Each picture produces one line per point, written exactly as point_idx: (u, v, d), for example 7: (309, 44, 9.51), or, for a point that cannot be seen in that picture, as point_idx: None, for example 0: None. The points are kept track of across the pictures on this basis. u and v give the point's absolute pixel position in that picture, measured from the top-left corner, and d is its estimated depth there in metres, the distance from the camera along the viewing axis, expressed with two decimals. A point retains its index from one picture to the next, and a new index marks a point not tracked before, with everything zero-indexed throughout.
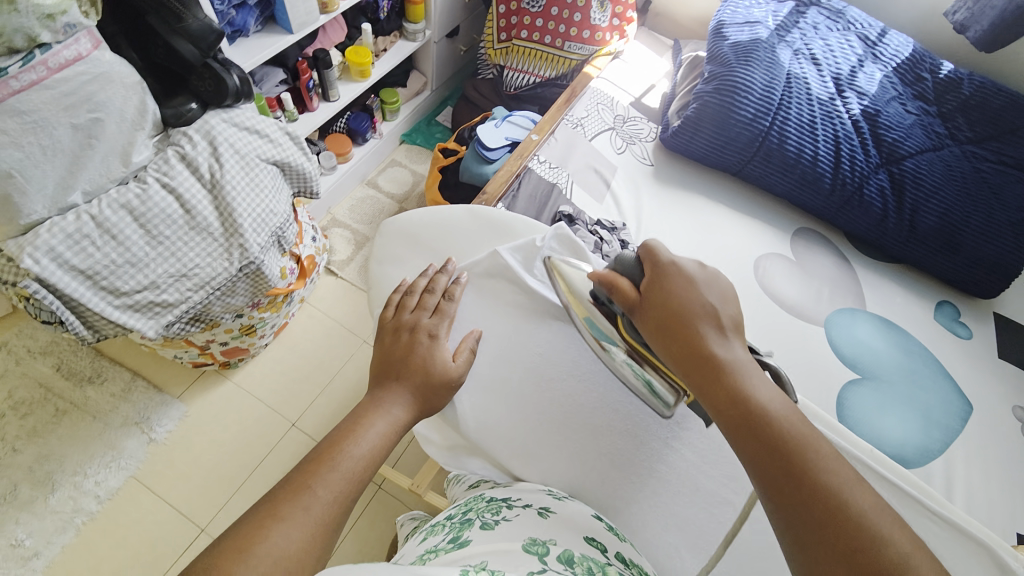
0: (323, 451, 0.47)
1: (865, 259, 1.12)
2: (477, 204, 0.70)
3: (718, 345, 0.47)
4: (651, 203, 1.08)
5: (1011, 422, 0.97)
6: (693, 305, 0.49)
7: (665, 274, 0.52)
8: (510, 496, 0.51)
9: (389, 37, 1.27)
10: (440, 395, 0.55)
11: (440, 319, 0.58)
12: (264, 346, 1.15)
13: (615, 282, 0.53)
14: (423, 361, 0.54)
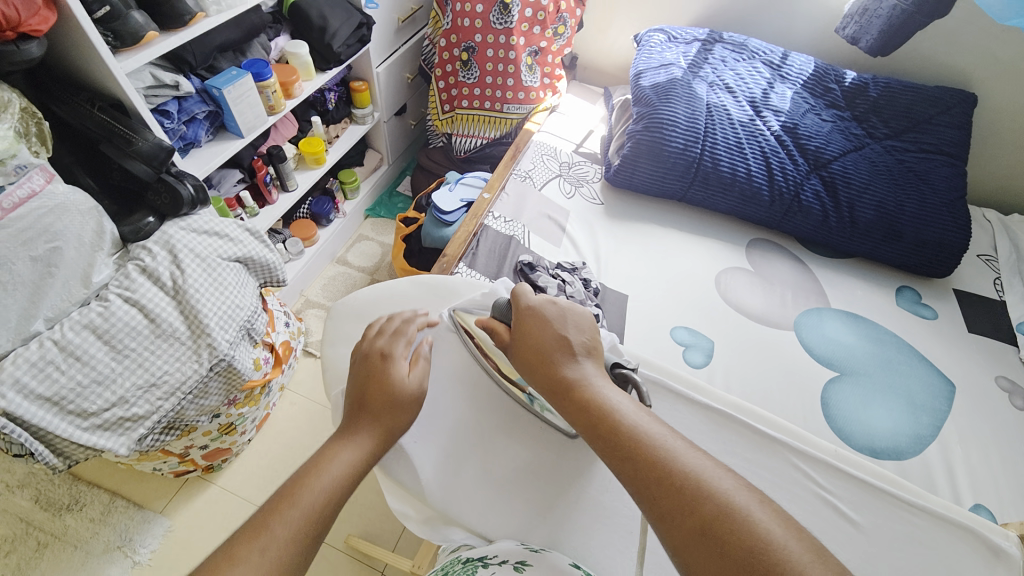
0: (291, 480, 0.47)
1: (819, 258, 1.17)
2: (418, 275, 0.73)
3: (570, 367, 0.52)
4: (608, 239, 1.13)
5: (994, 393, 0.99)
6: (549, 338, 0.54)
7: (523, 314, 0.57)
8: (486, 554, 0.50)
9: (340, 124, 1.35)
10: (400, 400, 0.54)
11: (399, 339, 0.58)
12: (248, 441, 1.13)
13: (495, 330, 0.59)
14: (385, 380, 0.55)
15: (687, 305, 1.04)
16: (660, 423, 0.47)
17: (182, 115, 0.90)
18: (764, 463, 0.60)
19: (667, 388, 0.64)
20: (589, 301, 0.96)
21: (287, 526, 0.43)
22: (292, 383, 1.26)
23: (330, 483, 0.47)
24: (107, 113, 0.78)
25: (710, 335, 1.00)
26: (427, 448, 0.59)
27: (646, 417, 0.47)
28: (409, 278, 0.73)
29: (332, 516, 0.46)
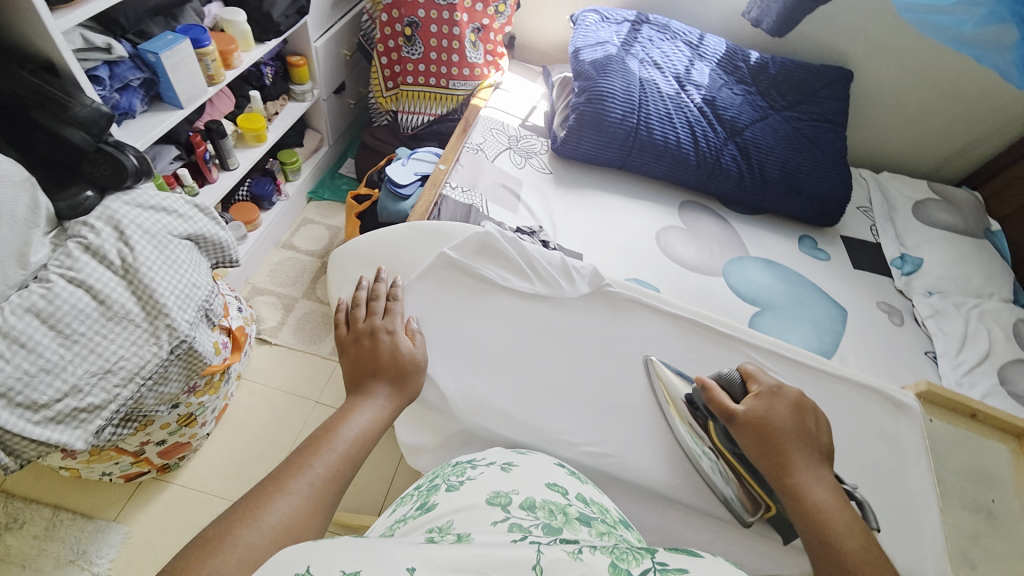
0: (318, 434, 0.49)
1: (738, 215, 1.35)
2: (413, 220, 0.75)
3: (809, 470, 0.54)
4: (560, 206, 1.21)
5: (872, 313, 1.23)
6: (787, 428, 0.57)
7: (762, 403, 0.58)
8: (475, 457, 0.56)
9: (278, 100, 1.30)
10: (406, 369, 0.56)
11: (392, 318, 0.60)
12: (206, 435, 1.08)
13: (716, 396, 0.60)
14: (390, 353, 0.56)
15: (636, 260, 1.16)
16: (859, 541, 0.49)
17: (115, 82, 0.84)
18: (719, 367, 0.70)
19: (644, 305, 0.72)
20: None
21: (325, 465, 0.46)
22: (249, 372, 1.21)
23: (358, 434, 0.50)
24: (38, 75, 0.73)
25: (656, 284, 1.12)
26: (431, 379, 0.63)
27: (850, 532, 0.50)
28: (403, 223, 0.74)
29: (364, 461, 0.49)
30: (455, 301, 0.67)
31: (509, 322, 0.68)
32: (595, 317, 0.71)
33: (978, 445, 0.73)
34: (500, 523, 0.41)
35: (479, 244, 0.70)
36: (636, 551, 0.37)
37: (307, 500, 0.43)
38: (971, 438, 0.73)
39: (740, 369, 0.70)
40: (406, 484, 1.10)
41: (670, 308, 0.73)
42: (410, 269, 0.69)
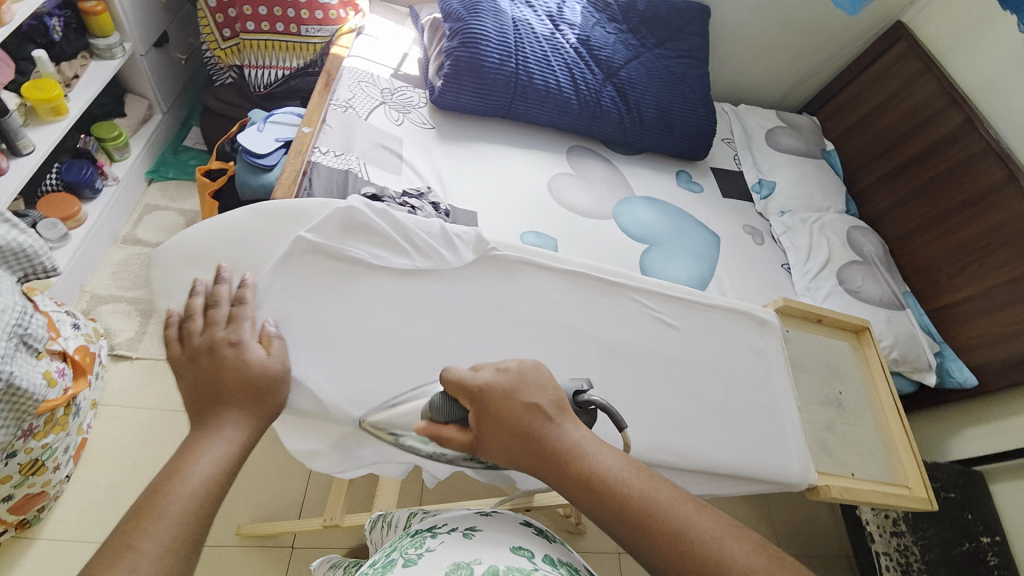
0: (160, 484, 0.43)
1: (622, 157, 1.40)
2: (259, 202, 0.63)
3: (556, 437, 0.49)
4: (447, 164, 1.14)
5: (740, 236, 1.38)
6: (508, 427, 0.49)
7: (479, 399, 0.50)
8: (435, 525, 0.62)
9: (77, 60, 1.02)
10: (258, 385, 0.51)
11: (231, 331, 0.52)
12: (70, 476, 0.92)
13: (443, 433, 0.51)
14: (235, 372, 0.50)
15: (531, 212, 1.15)
16: (648, 482, 0.48)
17: None
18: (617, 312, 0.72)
19: (528, 264, 0.69)
20: None
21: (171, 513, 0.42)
22: (109, 396, 1.03)
23: (212, 469, 0.45)
24: None
25: (552, 234, 1.13)
26: (323, 373, 0.57)
27: (632, 473, 0.49)
28: (246, 206, 0.62)
29: (223, 501, 0.45)
30: (324, 288, 0.60)
31: (395, 303, 0.63)
32: (483, 285, 0.67)
33: (834, 348, 0.82)
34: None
35: (342, 221, 0.62)
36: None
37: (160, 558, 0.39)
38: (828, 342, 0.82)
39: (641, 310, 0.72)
40: (323, 485, 1.05)
41: (559, 263, 0.71)
42: (261, 260, 0.60)
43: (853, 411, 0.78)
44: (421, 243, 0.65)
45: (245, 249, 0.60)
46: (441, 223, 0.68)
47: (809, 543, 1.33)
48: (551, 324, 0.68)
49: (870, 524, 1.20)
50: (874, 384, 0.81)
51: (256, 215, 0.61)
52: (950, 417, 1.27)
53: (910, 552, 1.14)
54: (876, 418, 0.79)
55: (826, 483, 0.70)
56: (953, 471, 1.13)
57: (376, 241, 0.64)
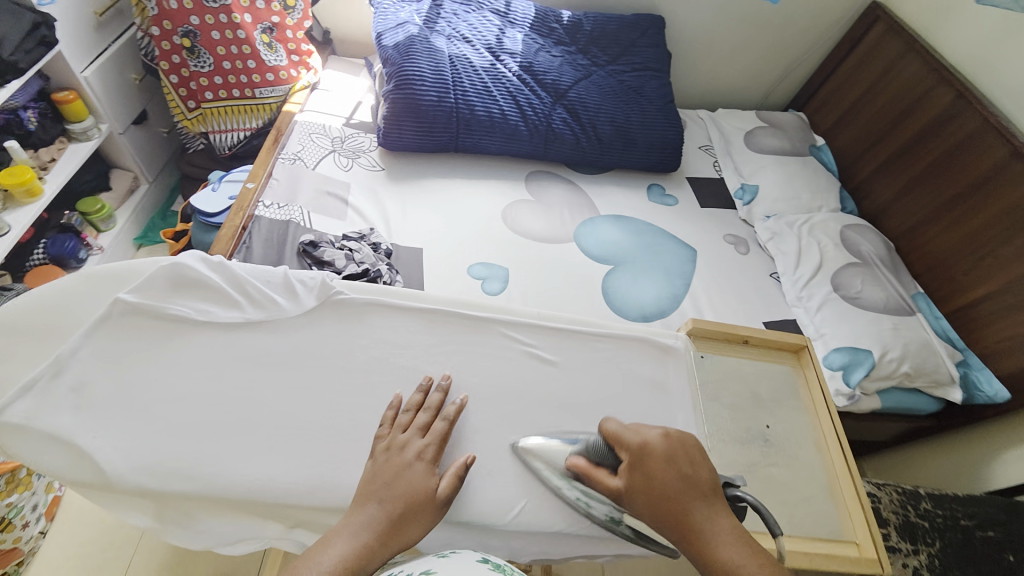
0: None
1: (586, 177, 1.36)
2: (92, 264, 0.55)
3: (705, 517, 0.49)
4: (394, 202, 1.14)
5: (722, 247, 1.28)
6: (673, 483, 0.50)
7: (639, 455, 0.52)
8: (390, 572, 0.45)
9: (54, 145, 1.12)
10: (423, 508, 0.47)
11: (434, 441, 0.51)
12: (40, 536, 0.94)
13: (596, 476, 0.52)
14: (415, 488, 0.48)
15: (482, 242, 1.12)
16: None
17: None
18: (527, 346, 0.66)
19: (378, 305, 0.60)
20: (381, 262, 0.97)
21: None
22: None
23: (333, 573, 0.42)
24: None
25: (504, 264, 1.10)
26: None
27: (759, 573, 0.46)
28: (77, 270, 0.54)
29: None
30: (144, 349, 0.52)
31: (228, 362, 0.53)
32: (320, 330, 0.57)
33: (771, 374, 0.72)
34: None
35: (164, 278, 0.54)
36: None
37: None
38: (763, 367, 0.72)
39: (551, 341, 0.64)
40: None
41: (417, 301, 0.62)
42: (70, 329, 0.51)
43: (785, 450, 0.67)
44: (257, 295, 0.56)
45: (54, 319, 0.51)
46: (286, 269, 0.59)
47: None
48: (405, 374, 0.57)
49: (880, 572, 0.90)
50: (818, 418, 0.70)
51: (64, 283, 0.52)
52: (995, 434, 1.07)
53: None
54: (819, 460, 0.68)
55: (793, 547, 0.60)
56: (997, 505, 0.96)
57: (204, 298, 0.55)
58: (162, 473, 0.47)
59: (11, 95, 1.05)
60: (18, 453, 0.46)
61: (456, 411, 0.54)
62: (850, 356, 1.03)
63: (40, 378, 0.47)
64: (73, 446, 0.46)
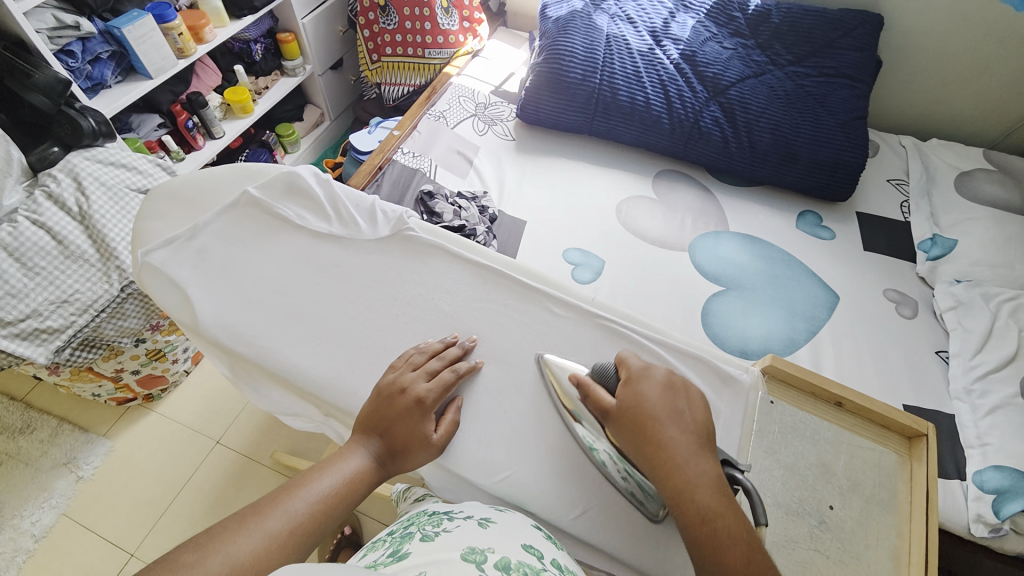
0: (281, 490, 0.46)
1: (726, 187, 1.22)
2: (241, 161, 0.66)
3: (689, 452, 0.45)
4: (514, 172, 1.17)
5: (876, 302, 1.04)
6: (662, 413, 0.47)
7: (637, 381, 0.50)
8: (453, 508, 0.48)
9: (270, 76, 1.41)
10: (417, 452, 0.49)
11: (438, 389, 0.51)
12: (185, 374, 1.20)
13: (591, 387, 0.51)
14: (411, 432, 0.49)
15: (585, 229, 1.09)
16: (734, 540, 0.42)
17: (86, 54, 1.01)
18: None
19: (441, 250, 0.62)
20: (482, 225, 1.01)
21: (275, 527, 0.43)
22: None
23: (341, 487, 0.47)
24: (11, 51, 0.90)
25: (602, 256, 1.05)
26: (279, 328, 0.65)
27: (723, 515, 0.43)
28: (229, 164, 0.66)
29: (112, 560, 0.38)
30: (248, 237, 0.60)
31: (303, 262, 0.59)
32: (388, 261, 0.60)
33: (859, 448, 0.60)
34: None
35: (284, 184, 0.62)
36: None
37: (242, 561, 0.40)
38: (847, 434, 0.60)
39: (610, 335, 0.58)
40: None
41: (475, 256, 0.63)
42: (210, 206, 0.62)
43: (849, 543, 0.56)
44: (346, 214, 0.62)
45: (200, 199, 0.62)
46: (376, 198, 0.64)
47: None
48: (444, 321, 0.58)
49: None
50: (907, 521, 0.57)
51: (210, 173, 0.64)
52: None
53: None
54: (891, 574, 0.55)
55: None
56: None
57: (304, 205, 0.62)
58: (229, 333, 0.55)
59: (247, 30, 1.32)
60: (150, 288, 0.57)
61: (467, 369, 0.54)
62: (1015, 482, 0.78)
63: (179, 237, 0.58)
64: (183, 291, 0.56)
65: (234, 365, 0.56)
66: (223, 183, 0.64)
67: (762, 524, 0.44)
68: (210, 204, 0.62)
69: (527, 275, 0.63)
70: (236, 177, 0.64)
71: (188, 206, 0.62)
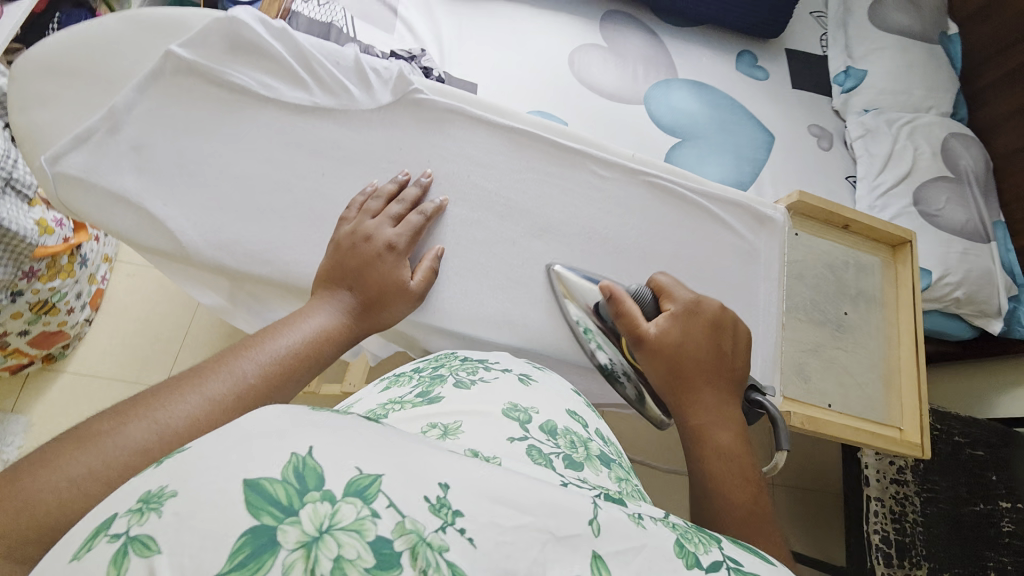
0: (231, 349, 0.43)
1: (671, 29, 1.15)
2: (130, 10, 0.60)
3: (715, 396, 0.52)
4: (450, 22, 0.98)
5: (805, 137, 1.14)
6: (707, 350, 0.54)
7: (688, 312, 0.56)
8: (488, 358, 0.48)
9: None
10: (396, 294, 0.55)
11: (408, 234, 0.58)
12: (86, 324, 1.07)
13: (625, 305, 0.55)
14: (386, 280, 0.55)
15: (543, 88, 0.99)
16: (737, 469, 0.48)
17: None
18: (564, 183, 0.67)
19: (464, 117, 0.65)
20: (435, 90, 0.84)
21: (223, 386, 0.39)
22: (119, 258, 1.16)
23: (300, 347, 0.47)
24: None
25: (564, 118, 0.98)
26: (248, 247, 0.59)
27: (736, 452, 0.49)
28: (121, 12, 0.60)
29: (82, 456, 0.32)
30: (199, 112, 0.60)
31: (292, 146, 0.62)
32: (404, 133, 0.64)
33: (861, 261, 0.73)
34: (518, 443, 0.34)
35: (227, 39, 0.60)
36: (699, 531, 0.28)
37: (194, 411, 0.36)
38: (853, 251, 0.73)
39: (624, 175, 0.68)
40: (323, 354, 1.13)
41: (502, 118, 0.67)
42: (124, 75, 0.59)
43: (856, 334, 0.70)
44: (318, 72, 0.62)
45: (112, 70, 0.59)
46: (358, 52, 0.64)
47: (809, 477, 1.24)
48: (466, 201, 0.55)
49: (868, 468, 0.98)
50: (896, 312, 0.72)
51: (100, 30, 0.59)
52: (1009, 370, 1.13)
53: (908, 503, 0.97)
54: (884, 349, 0.71)
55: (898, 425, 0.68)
56: (991, 429, 1.02)
57: (258, 62, 0.62)
58: (234, 252, 0.58)
59: None
60: (102, 197, 0.58)
61: (433, 210, 0.60)
62: None
63: (102, 127, 0.57)
64: (146, 200, 0.58)
65: (236, 285, 0.61)
66: (124, 37, 0.60)
67: (783, 450, 0.55)
68: (125, 72, 0.59)
69: (559, 134, 0.68)
70: (141, 31, 0.60)
71: (97, 79, 0.59)
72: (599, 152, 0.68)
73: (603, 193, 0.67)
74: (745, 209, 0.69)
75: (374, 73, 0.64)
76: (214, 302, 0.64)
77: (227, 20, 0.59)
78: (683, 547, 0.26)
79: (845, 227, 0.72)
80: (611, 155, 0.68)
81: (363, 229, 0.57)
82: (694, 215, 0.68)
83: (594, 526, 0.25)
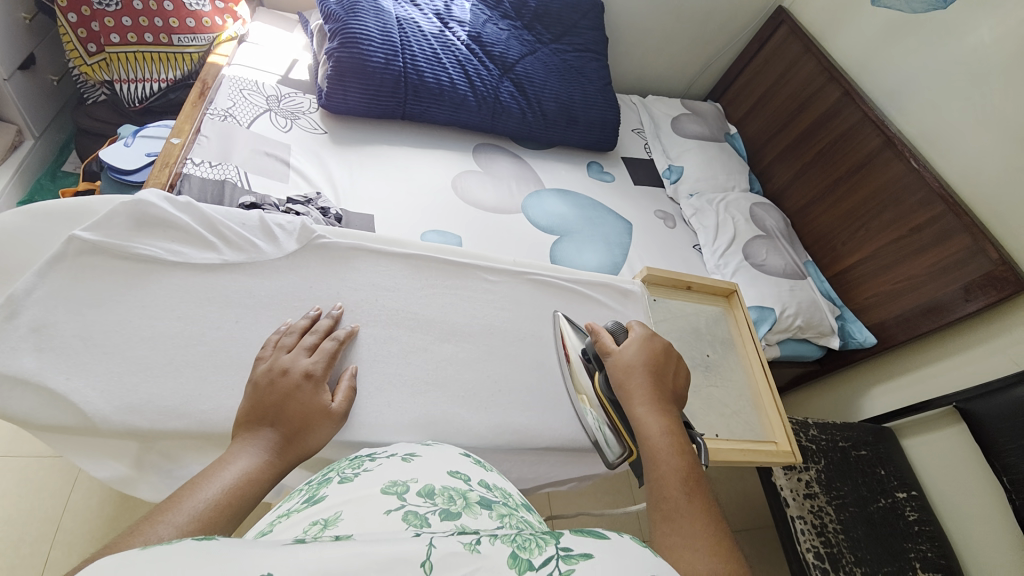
0: (154, 512, 0.41)
1: (532, 152, 1.40)
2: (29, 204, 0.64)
3: (652, 399, 0.60)
4: (341, 167, 1.10)
5: (653, 220, 1.40)
6: (647, 364, 0.63)
7: (642, 337, 0.67)
8: (376, 451, 0.46)
9: None
10: (318, 421, 0.56)
11: (323, 360, 0.60)
12: None
13: (602, 334, 0.68)
14: (309, 408, 0.56)
15: (433, 210, 1.12)
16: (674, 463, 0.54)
17: None
18: (462, 290, 0.75)
19: (364, 250, 0.73)
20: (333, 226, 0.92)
21: None
22: None
23: (222, 496, 0.45)
24: None
25: (457, 233, 1.11)
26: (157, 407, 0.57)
27: (672, 450, 0.56)
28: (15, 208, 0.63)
29: None
30: (107, 287, 0.62)
31: (207, 302, 0.64)
32: (310, 272, 0.70)
33: (708, 312, 0.90)
34: (391, 514, 0.33)
35: (133, 217, 0.64)
36: (543, 535, 0.29)
37: None
38: (700, 305, 0.90)
39: (512, 278, 0.79)
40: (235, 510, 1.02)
41: (399, 248, 0.75)
42: (28, 264, 0.62)
43: (720, 370, 0.84)
44: (228, 236, 0.67)
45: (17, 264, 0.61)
46: (262, 213, 0.71)
47: (747, 514, 1.32)
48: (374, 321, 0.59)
49: (785, 490, 1.07)
50: (744, 346, 0.88)
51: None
52: (860, 376, 1.36)
53: (825, 513, 1.07)
54: (745, 377, 0.86)
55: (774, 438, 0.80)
56: (863, 429, 1.21)
57: (166, 236, 0.65)
58: (143, 413, 0.57)
59: None
60: None
61: (346, 335, 0.64)
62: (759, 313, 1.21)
63: None
64: (43, 385, 0.55)
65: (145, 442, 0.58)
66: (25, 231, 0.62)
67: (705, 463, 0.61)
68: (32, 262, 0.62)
69: (449, 253, 0.77)
70: (46, 226, 0.63)
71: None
72: (484, 261, 0.78)
73: (498, 295, 0.77)
74: (611, 286, 0.83)
75: (279, 227, 0.71)
76: (114, 473, 0.60)
77: (132, 203, 0.63)
78: (517, 557, 0.27)
79: (688, 288, 0.89)
80: (502, 263, 0.79)
81: (280, 364, 0.58)
82: (577, 301, 0.81)
83: (425, 567, 0.25)
